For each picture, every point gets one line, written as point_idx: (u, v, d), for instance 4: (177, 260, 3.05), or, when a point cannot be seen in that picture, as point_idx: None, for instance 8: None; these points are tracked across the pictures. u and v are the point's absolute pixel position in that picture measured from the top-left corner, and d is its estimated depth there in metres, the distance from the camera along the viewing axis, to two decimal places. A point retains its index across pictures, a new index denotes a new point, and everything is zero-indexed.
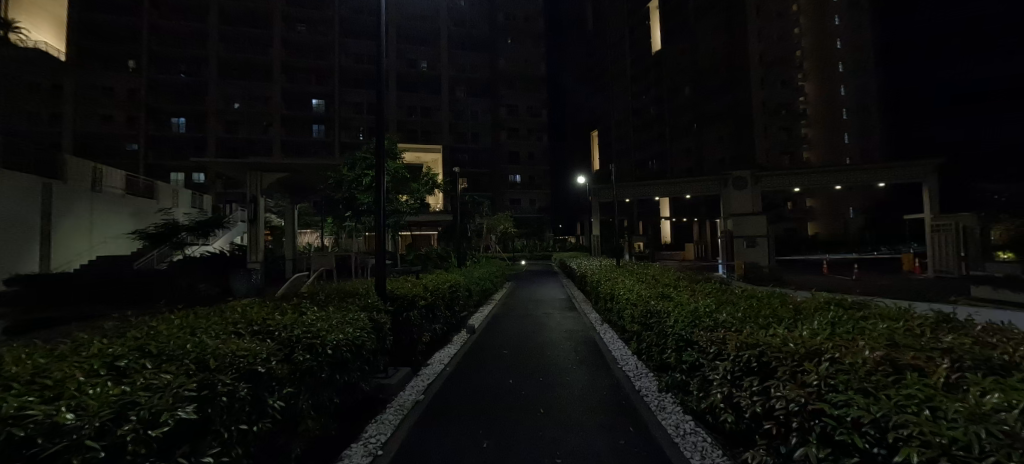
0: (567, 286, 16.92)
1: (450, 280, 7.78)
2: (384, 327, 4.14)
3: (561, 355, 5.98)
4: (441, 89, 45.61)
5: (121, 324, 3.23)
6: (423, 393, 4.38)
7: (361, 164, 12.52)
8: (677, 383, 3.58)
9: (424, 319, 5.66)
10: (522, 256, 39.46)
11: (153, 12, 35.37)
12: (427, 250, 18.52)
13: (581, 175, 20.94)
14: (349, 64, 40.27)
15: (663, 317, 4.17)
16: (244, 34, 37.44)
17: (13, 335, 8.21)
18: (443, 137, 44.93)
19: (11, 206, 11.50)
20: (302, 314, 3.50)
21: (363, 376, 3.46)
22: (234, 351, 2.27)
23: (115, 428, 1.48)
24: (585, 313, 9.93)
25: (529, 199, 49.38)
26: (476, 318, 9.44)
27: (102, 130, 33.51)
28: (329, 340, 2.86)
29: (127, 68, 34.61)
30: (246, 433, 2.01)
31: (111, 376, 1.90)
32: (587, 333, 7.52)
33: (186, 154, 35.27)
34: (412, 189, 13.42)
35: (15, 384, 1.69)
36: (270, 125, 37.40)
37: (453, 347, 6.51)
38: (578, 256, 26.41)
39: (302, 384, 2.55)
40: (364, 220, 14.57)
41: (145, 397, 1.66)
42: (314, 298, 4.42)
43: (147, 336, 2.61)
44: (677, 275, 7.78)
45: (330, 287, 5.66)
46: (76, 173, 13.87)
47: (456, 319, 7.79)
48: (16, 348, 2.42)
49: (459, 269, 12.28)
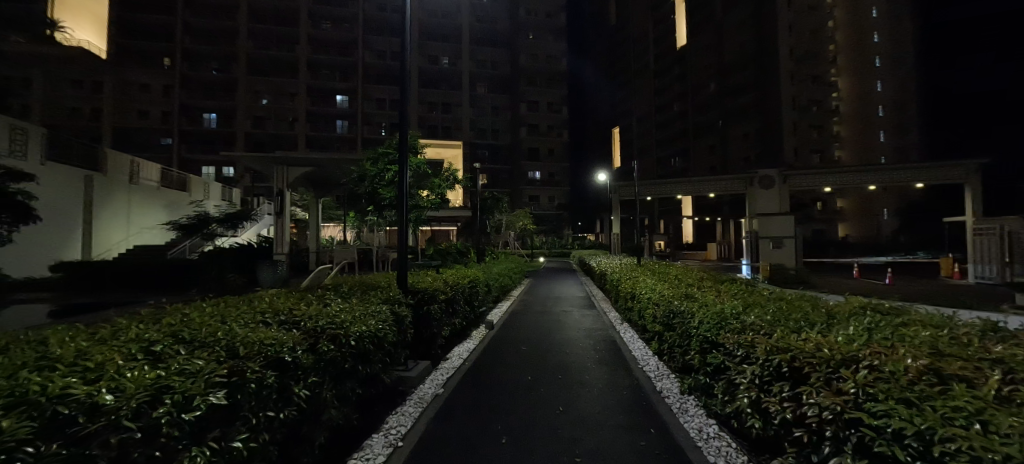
0: (585, 284, 16.83)
1: (471, 275, 7.81)
2: (405, 319, 4.18)
3: (579, 353, 5.95)
4: (462, 85, 45.90)
5: (157, 309, 3.36)
6: (443, 387, 4.41)
7: (384, 160, 12.76)
8: (701, 386, 3.49)
9: (444, 313, 5.74)
10: (541, 253, 39.45)
11: (187, 11, 36.65)
12: (447, 245, 18.70)
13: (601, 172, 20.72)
14: (372, 61, 40.90)
15: (687, 317, 4.08)
16: (272, 32, 38.50)
17: (60, 317, 8.87)
18: (464, 133, 45.28)
19: (56, 196, 12.18)
20: (326, 305, 3.58)
21: (384, 368, 3.50)
22: (262, 339, 2.34)
23: (148, 410, 1.52)
24: (605, 312, 9.83)
25: (547, 197, 49.00)
26: (495, 315, 9.43)
27: (138, 125, 34.98)
28: (352, 332, 2.90)
29: (162, 65, 35.90)
30: (272, 420, 2.06)
31: (146, 361, 1.96)
32: (606, 332, 7.44)
33: (216, 149, 36.56)
34: (433, 185, 13.59)
35: (60, 365, 1.77)
36: (295, 120, 38.36)
37: (472, 343, 6.52)
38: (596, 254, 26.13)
39: (326, 372, 2.59)
40: (386, 215, 14.76)
41: (179, 381, 1.72)
42: (337, 291, 4.48)
43: (182, 322, 2.72)
44: (701, 275, 7.60)
45: (352, 279, 5.73)
46: (115, 165, 14.52)
47: (475, 315, 7.83)
48: (57, 331, 2.53)
49: (478, 265, 12.34)
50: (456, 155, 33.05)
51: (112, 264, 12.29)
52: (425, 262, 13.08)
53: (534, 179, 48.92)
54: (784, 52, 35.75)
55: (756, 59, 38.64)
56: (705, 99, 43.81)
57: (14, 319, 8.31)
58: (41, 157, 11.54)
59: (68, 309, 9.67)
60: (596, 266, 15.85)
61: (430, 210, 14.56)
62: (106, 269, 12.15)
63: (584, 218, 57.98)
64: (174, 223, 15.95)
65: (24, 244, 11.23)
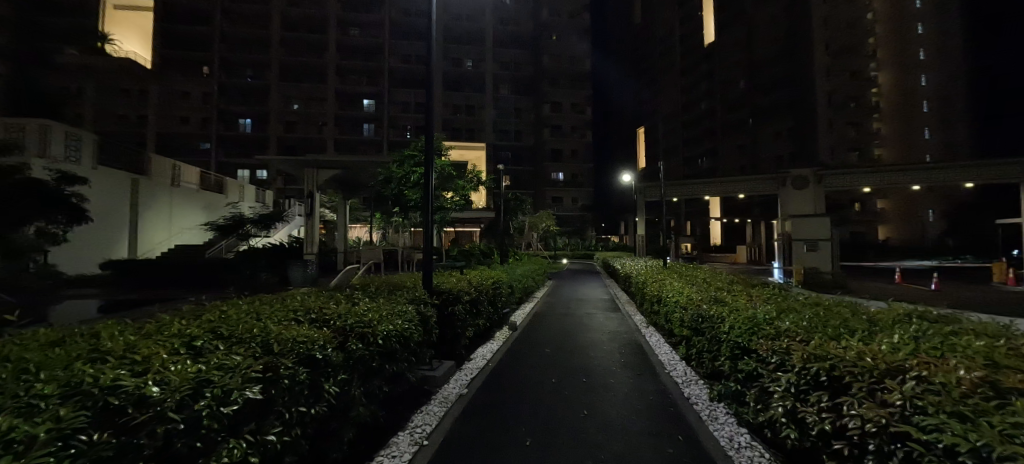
0: (609, 287, 16.63)
1: (494, 276, 7.84)
2: (430, 319, 4.23)
3: (604, 356, 5.87)
4: (485, 87, 46.25)
5: (198, 306, 3.53)
6: (467, 387, 4.45)
7: (410, 162, 13.00)
8: (731, 393, 3.38)
9: (468, 314, 5.78)
10: (563, 254, 39.23)
11: (224, 21, 38.44)
12: (471, 245, 18.86)
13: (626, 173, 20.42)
14: (398, 65, 41.76)
15: (716, 321, 3.96)
16: (303, 40, 39.89)
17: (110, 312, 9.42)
18: (487, 135, 45.58)
19: (106, 198, 13.02)
20: (354, 304, 3.67)
21: (410, 367, 3.55)
22: (294, 336, 2.41)
23: (191, 402, 1.60)
24: (630, 315, 9.66)
25: (570, 197, 48.81)
26: (518, 316, 9.43)
27: (179, 131, 36.96)
28: (380, 331, 2.95)
29: (201, 74, 37.77)
30: (303, 415, 2.13)
31: (188, 355, 2.06)
32: (631, 335, 7.31)
33: (250, 153, 38.18)
34: (458, 186, 13.76)
35: (110, 358, 1.88)
36: (324, 124, 39.53)
37: (495, 344, 6.54)
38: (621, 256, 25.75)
39: (354, 370, 2.64)
40: (412, 216, 15.01)
41: (218, 376, 1.79)
42: (364, 290, 4.58)
43: (219, 319, 2.84)
44: (731, 278, 7.36)
45: (379, 279, 5.86)
46: (159, 169, 15.39)
47: (498, 316, 7.85)
48: (109, 325, 2.69)
49: (502, 266, 12.37)
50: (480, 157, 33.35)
51: (156, 263, 12.98)
52: (450, 263, 13.23)
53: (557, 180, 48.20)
54: (819, 46, 34.29)
55: (788, 55, 37.23)
56: (734, 97, 42.53)
57: (69, 313, 8.92)
58: (93, 162, 12.35)
59: (117, 304, 10.32)
60: (621, 268, 15.63)
61: (454, 211, 14.72)
62: (151, 267, 12.85)
63: (608, 220, 57.32)
64: (211, 224, 16.73)
65: (79, 243, 12.07)
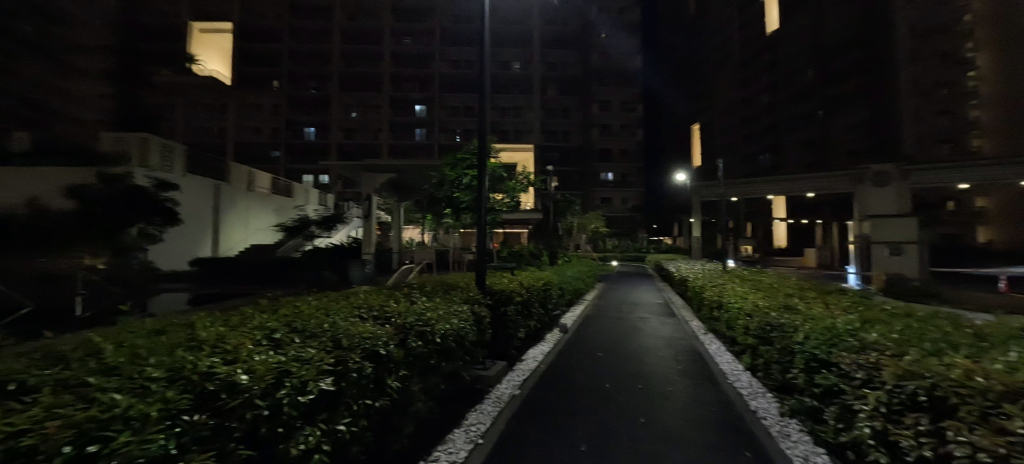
0: (663, 290, 16.00)
1: (544, 278, 7.83)
2: (484, 319, 4.29)
3: (659, 363, 5.64)
4: (533, 89, 46.45)
5: (275, 300, 3.85)
6: (519, 388, 4.46)
7: (463, 164, 13.36)
8: (805, 409, 3.11)
9: (520, 315, 5.82)
10: (612, 256, 38.43)
11: (292, 38, 41.61)
12: (520, 246, 18.99)
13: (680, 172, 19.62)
14: (448, 70, 42.80)
15: (787, 330, 3.67)
16: (361, 51, 42.25)
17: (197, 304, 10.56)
18: (534, 136, 45.77)
19: (193, 202, 14.57)
20: (413, 302, 3.81)
21: (464, 366, 3.62)
22: (361, 332, 2.54)
23: (274, 391, 1.73)
24: (686, 320, 9.22)
25: (621, 197, 49.49)
26: (568, 318, 9.34)
27: (254, 140, 40.59)
28: (437, 330, 3.04)
29: (272, 88, 41.22)
30: (368, 408, 2.23)
31: (270, 346, 2.24)
32: (688, 342, 6.98)
33: (314, 159, 41.06)
34: (508, 188, 13.97)
35: (206, 346, 2.09)
36: (379, 130, 41.49)
37: (546, 346, 6.51)
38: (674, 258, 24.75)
39: (413, 367, 2.74)
40: (463, 218, 15.39)
41: (296, 367, 1.93)
42: (421, 289, 4.75)
43: (294, 314, 3.07)
44: (802, 284, 6.79)
45: (434, 279, 6.06)
46: (237, 176, 16.98)
47: (549, 318, 7.82)
48: (202, 317, 3.00)
49: (552, 268, 12.34)
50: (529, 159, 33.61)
51: (234, 261, 14.33)
52: (500, 263, 13.43)
53: (606, 181, 49.75)
54: (903, 27, 30.84)
55: None
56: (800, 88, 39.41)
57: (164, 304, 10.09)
58: (183, 170, 13.87)
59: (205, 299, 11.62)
60: (676, 271, 14.99)
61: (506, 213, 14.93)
62: (230, 264, 14.20)
63: (659, 221, 55.34)
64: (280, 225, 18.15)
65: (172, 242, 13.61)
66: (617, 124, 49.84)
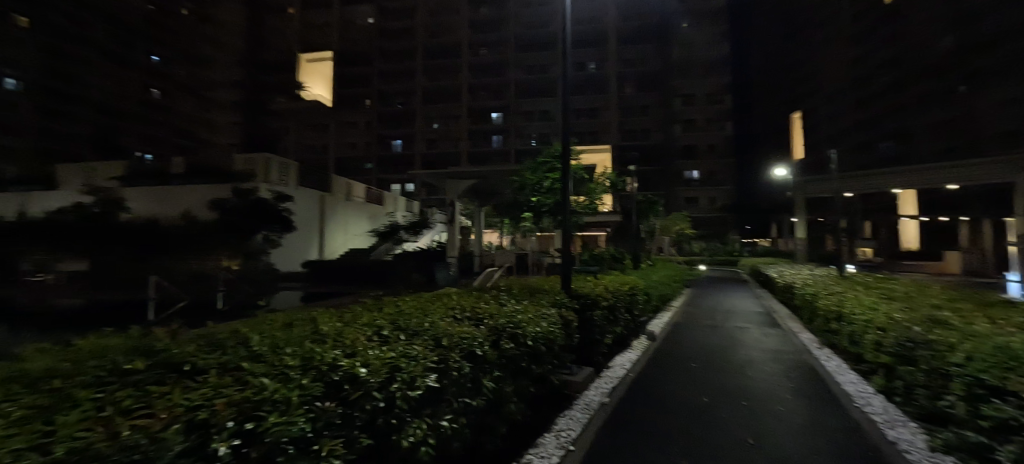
0: (765, 298, 14.49)
1: (630, 283, 7.57)
2: (571, 324, 4.27)
3: (766, 379, 5.09)
4: (609, 87, 45.41)
5: (379, 300, 4.23)
6: (608, 396, 4.35)
7: (544, 168, 13.57)
8: (964, 444, 2.59)
9: (607, 320, 5.68)
10: (700, 260, 35.90)
11: (381, 60, 45.63)
12: (602, 250, 18.57)
13: (782, 166, 17.79)
14: (522, 76, 43.44)
15: (941, 350, 3.08)
16: (441, 65, 44.89)
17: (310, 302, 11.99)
18: (611, 136, 44.65)
19: (303, 211, 16.59)
20: (503, 304, 3.93)
21: (552, 370, 3.62)
22: (459, 332, 2.67)
23: (389, 384, 1.89)
24: (795, 332, 8.23)
25: (709, 197, 46.61)
26: (655, 325, 8.90)
27: (350, 155, 45.12)
28: (529, 332, 3.09)
29: (365, 106, 45.58)
30: (467, 405, 2.33)
31: (381, 342, 2.45)
32: (798, 357, 6.22)
33: (400, 169, 44.39)
34: (589, 190, 13.93)
35: (330, 339, 2.36)
36: (459, 139, 43.56)
37: (634, 354, 6.28)
38: (775, 262, 22.36)
39: (506, 368, 2.79)
40: (543, 222, 15.50)
41: (404, 362, 2.08)
42: (509, 292, 4.88)
43: (397, 313, 3.33)
44: (953, 294, 5.68)
45: (519, 282, 6.19)
46: (338, 187, 19.00)
47: (635, 324, 7.54)
48: (322, 313, 3.38)
49: (636, 272, 11.91)
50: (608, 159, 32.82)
51: (336, 263, 16.00)
52: (583, 267, 13.28)
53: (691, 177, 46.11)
54: None
55: None
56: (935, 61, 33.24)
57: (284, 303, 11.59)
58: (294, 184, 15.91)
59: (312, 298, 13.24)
60: (780, 277, 13.50)
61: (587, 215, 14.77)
62: (333, 267, 15.90)
63: (754, 222, 50.39)
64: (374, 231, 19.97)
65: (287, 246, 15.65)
66: (701, 118, 46.65)
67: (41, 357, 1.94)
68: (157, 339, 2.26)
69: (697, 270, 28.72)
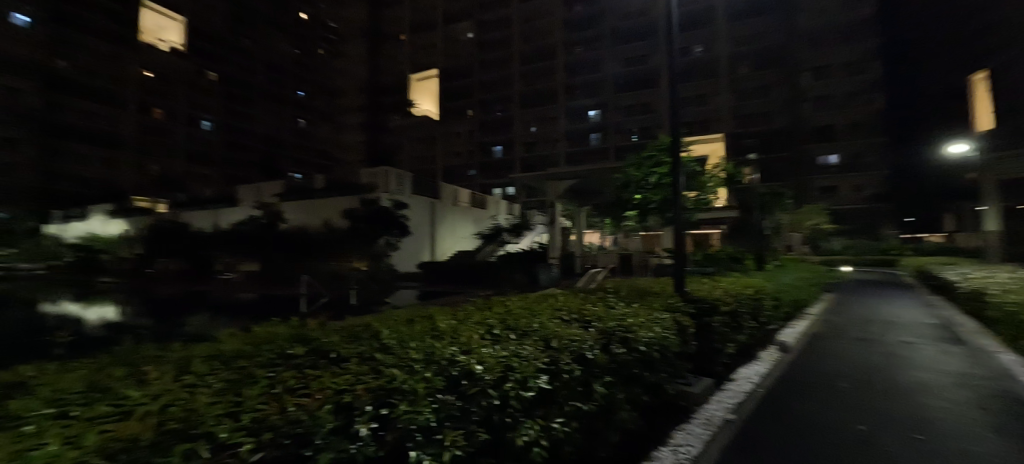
0: (943, 307, 11.65)
1: (754, 286, 6.74)
2: (687, 329, 3.95)
3: (951, 410, 4.04)
4: (720, 70, 41.29)
5: (489, 300, 4.46)
6: (733, 412, 3.90)
7: (649, 162, 12.86)
8: None
9: (728, 328, 5.16)
10: (844, 260, 30.42)
11: (480, 71, 48.30)
12: (718, 249, 16.92)
13: (967, 142, 14.13)
14: (619, 70, 41.57)
15: None
16: (537, 69, 45.72)
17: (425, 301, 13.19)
18: (724, 124, 40.55)
19: (419, 217, 18.23)
20: (611, 307, 3.80)
21: (668, 379, 3.38)
22: (568, 334, 2.67)
23: (503, 383, 1.96)
24: (990, 352, 6.44)
25: (855, 186, 39.23)
26: (787, 334, 7.78)
27: (456, 163, 48.63)
28: (641, 337, 2.94)
29: (467, 116, 48.74)
30: (579, 409, 2.32)
31: (493, 341, 2.57)
32: (999, 384, 4.84)
33: (500, 174, 46.35)
34: (702, 184, 12.91)
35: (448, 336, 2.54)
36: (556, 141, 43.81)
37: (761, 367, 5.55)
38: (959, 263, 17.82)
39: (618, 375, 2.70)
40: (648, 221, 14.71)
41: (516, 362, 2.15)
42: (615, 293, 4.72)
43: (507, 313, 3.45)
44: None
45: (627, 283, 5.94)
46: (446, 193, 20.50)
47: (761, 333, 6.68)
48: (439, 311, 3.67)
49: (762, 273, 10.59)
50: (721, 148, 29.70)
51: (447, 265, 17.32)
52: (697, 268, 12.30)
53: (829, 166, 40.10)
54: None
55: None
56: None
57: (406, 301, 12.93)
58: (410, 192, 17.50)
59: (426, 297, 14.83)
60: (966, 281, 10.72)
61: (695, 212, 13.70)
62: (445, 268, 17.26)
63: (922, 213, 40.89)
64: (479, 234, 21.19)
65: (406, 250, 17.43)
66: (838, 92, 39.54)
67: (236, 339, 2.46)
68: (311, 329, 2.70)
69: (842, 273, 24.40)
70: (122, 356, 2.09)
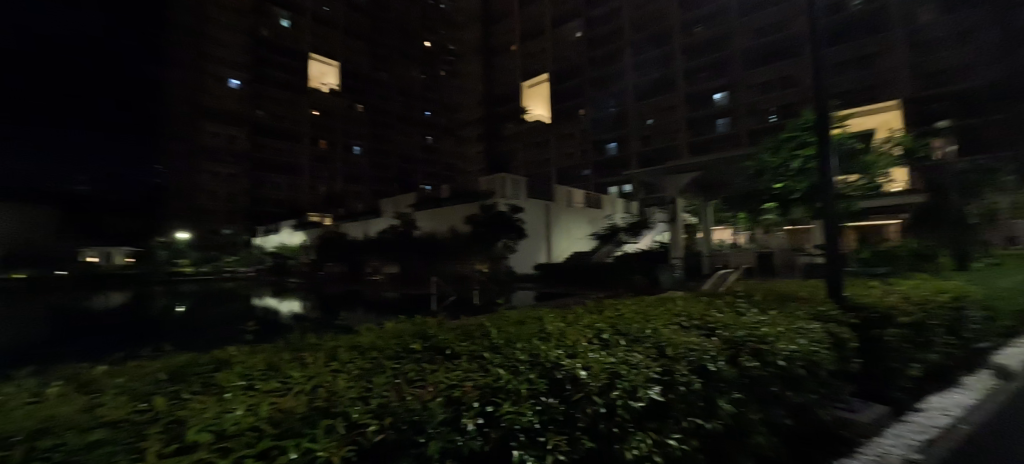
0: None
1: (950, 291, 5.29)
2: (847, 344, 3.28)
3: None
4: (896, 18, 32.64)
5: (601, 303, 4.35)
6: (920, 452, 3.17)
7: (791, 145, 10.86)
8: None
9: (909, 346, 4.19)
10: None
11: (591, 68, 47.38)
12: (902, 245, 13.34)
13: None
14: (752, 41, 35.79)
15: None
16: (652, 57, 42.78)
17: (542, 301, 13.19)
18: (905, 86, 31.93)
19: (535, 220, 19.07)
20: (741, 314, 3.33)
21: (819, 402, 2.82)
22: (686, 342, 2.41)
23: (609, 390, 1.86)
24: None
25: None
26: (1009, 354, 5.90)
27: (570, 164, 48.62)
28: (780, 350, 2.50)
29: (578, 115, 48.35)
30: (701, 428, 2.08)
31: (601, 346, 2.46)
32: None
33: (616, 171, 44.67)
34: (866, 166, 10.51)
35: (555, 338, 2.53)
36: (677, 131, 40.27)
37: (965, 398, 4.36)
38: None
39: (749, 392, 2.35)
40: (789, 215, 12.27)
41: (625, 369, 2.02)
42: (748, 299, 4.17)
43: (618, 317, 3.30)
44: None
45: (763, 286, 5.31)
46: (561, 195, 20.99)
47: (962, 352, 5.21)
48: (549, 312, 3.69)
49: (975, 276, 8.04)
50: (898, 119, 23.55)
51: (564, 267, 17.41)
52: (869, 268, 9.99)
53: None
54: None
55: None
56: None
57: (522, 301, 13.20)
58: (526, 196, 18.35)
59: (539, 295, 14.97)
60: None
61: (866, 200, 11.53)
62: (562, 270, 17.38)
63: None
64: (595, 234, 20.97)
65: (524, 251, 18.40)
66: None
67: (373, 332, 2.85)
68: (430, 327, 2.95)
69: None
70: (291, 343, 2.59)
